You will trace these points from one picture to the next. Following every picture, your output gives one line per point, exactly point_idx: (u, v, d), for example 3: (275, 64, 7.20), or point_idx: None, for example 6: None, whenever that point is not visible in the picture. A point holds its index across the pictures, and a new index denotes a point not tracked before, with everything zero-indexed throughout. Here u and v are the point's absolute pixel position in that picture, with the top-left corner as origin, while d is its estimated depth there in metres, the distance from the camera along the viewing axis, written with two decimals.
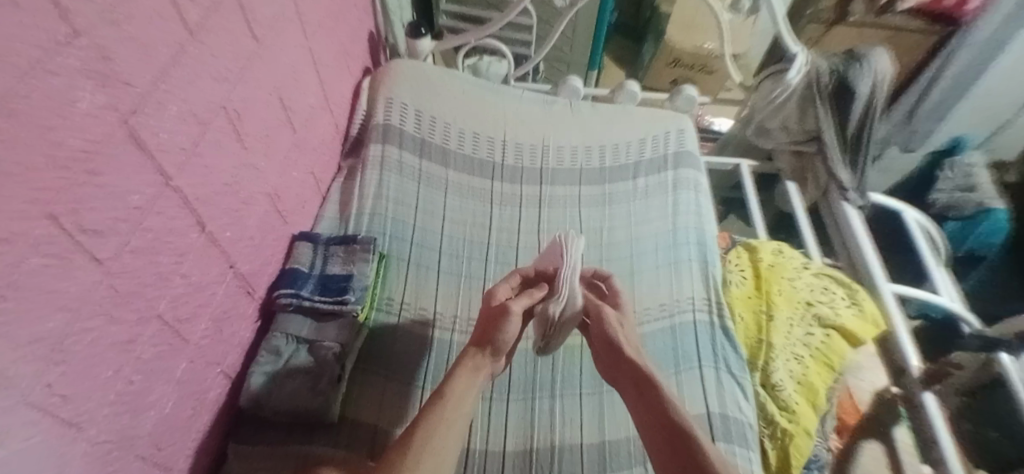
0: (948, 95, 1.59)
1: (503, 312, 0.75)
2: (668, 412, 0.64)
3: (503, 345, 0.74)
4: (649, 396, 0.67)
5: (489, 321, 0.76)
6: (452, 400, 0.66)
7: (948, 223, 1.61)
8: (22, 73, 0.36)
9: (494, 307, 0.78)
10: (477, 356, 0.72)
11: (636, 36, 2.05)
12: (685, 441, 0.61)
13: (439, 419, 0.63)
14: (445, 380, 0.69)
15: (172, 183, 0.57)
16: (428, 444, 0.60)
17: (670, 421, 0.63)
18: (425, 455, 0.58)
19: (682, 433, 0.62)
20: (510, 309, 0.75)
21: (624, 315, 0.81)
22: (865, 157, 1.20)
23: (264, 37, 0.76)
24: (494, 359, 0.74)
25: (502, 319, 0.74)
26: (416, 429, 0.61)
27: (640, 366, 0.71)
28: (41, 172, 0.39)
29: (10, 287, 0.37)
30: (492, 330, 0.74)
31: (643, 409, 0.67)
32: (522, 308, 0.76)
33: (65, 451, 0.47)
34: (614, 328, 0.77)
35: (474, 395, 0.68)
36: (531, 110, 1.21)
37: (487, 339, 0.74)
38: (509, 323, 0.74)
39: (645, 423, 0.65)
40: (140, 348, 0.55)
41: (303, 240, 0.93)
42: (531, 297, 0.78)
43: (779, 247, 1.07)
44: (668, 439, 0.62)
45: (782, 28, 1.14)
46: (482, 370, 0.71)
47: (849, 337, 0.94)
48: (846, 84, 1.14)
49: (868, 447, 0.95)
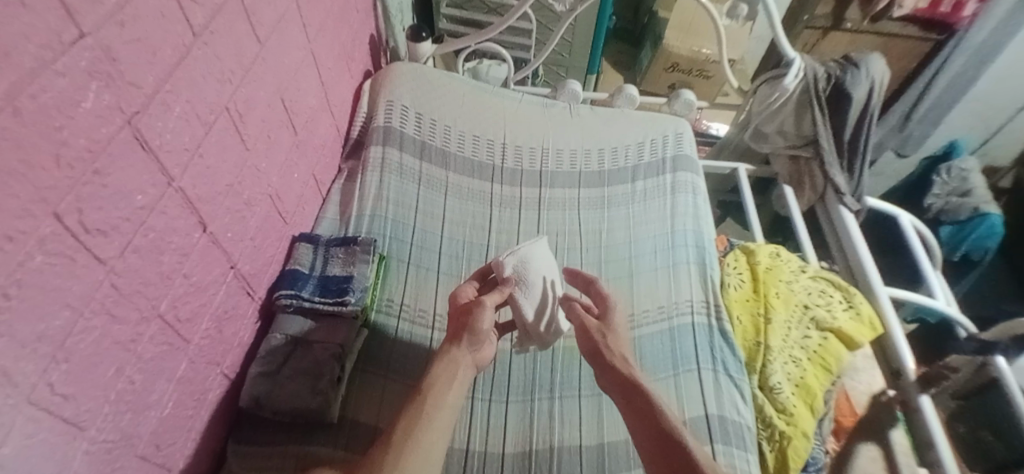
0: (942, 100, 1.61)
1: (477, 304, 0.75)
2: (660, 419, 0.64)
3: (478, 332, 0.74)
4: (638, 403, 0.68)
5: (461, 317, 0.75)
6: (435, 393, 0.66)
7: (943, 228, 1.64)
8: (30, 71, 0.36)
9: (462, 303, 0.78)
10: (453, 350, 0.72)
11: (635, 41, 2.07)
12: (677, 447, 0.61)
13: (427, 417, 0.62)
14: (433, 375, 0.68)
15: (175, 184, 0.58)
16: (409, 438, 0.60)
17: (661, 426, 0.64)
18: (409, 451, 0.58)
19: (675, 438, 0.62)
20: (482, 301, 0.75)
21: (608, 325, 0.80)
22: (863, 159, 1.23)
23: (267, 39, 0.76)
24: (472, 347, 0.74)
25: (473, 308, 0.74)
26: (399, 426, 0.61)
27: (626, 373, 0.72)
28: (47, 171, 0.39)
29: (16, 285, 0.38)
30: (465, 318, 0.74)
31: (636, 419, 0.66)
32: (494, 303, 0.78)
33: (68, 449, 0.47)
34: (600, 338, 0.78)
35: (453, 385, 0.68)
36: (530, 114, 1.22)
37: (461, 328, 0.74)
38: (482, 312, 0.74)
39: (637, 430, 0.65)
40: (141, 348, 0.55)
41: (304, 241, 0.93)
42: (501, 292, 0.81)
43: (776, 249, 1.08)
44: (657, 447, 0.62)
45: (778, 33, 1.14)
46: (461, 362, 0.72)
47: (846, 339, 0.95)
48: (842, 88, 1.16)
49: (866, 448, 0.97)
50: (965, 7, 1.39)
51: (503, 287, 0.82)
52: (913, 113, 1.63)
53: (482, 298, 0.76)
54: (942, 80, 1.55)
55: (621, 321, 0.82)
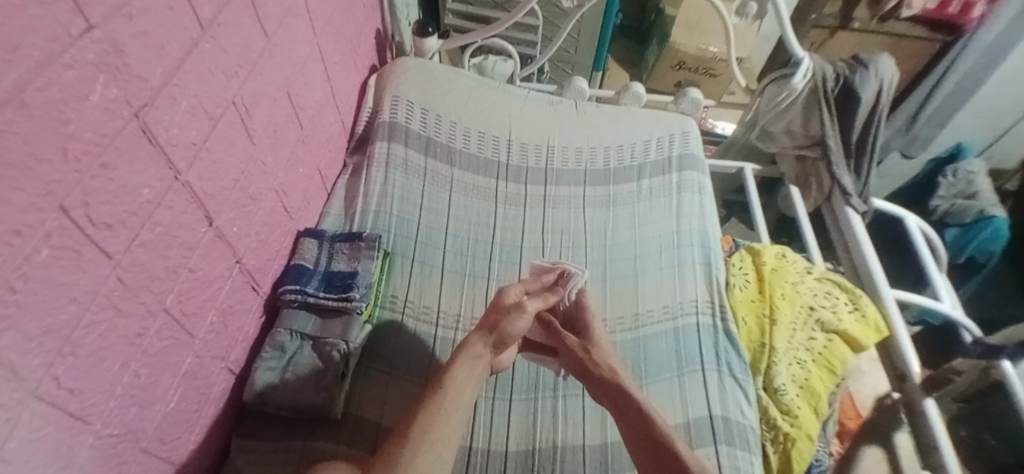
0: (949, 102, 1.60)
1: (517, 307, 0.78)
2: (653, 430, 0.67)
3: (507, 336, 0.75)
4: (632, 418, 0.69)
5: (497, 314, 0.77)
6: (451, 390, 0.66)
7: (948, 230, 1.62)
8: (37, 65, 0.36)
9: (505, 303, 0.79)
10: (477, 345, 0.73)
11: (641, 38, 2.05)
12: (674, 462, 0.63)
13: (439, 409, 0.63)
14: (446, 370, 0.69)
15: (182, 178, 0.57)
16: (426, 435, 0.59)
17: (656, 437, 0.66)
18: (426, 447, 0.58)
19: (670, 455, 0.64)
20: (525, 307, 0.78)
21: (590, 341, 0.81)
22: (869, 160, 1.21)
23: (274, 33, 0.76)
24: (495, 349, 0.75)
25: (514, 312, 0.77)
26: (415, 421, 0.61)
27: (619, 387, 0.73)
28: (54, 165, 0.39)
29: (22, 279, 0.37)
30: (500, 319, 0.75)
31: (632, 432, 0.68)
32: (536, 311, 0.80)
33: (73, 443, 0.47)
34: (585, 356, 0.78)
35: (475, 386, 0.69)
36: (536, 111, 1.21)
37: (493, 325, 0.75)
38: (520, 317, 0.76)
39: (634, 444, 0.67)
40: (147, 342, 0.55)
41: (309, 236, 0.93)
42: (545, 300, 0.82)
43: (782, 250, 1.07)
44: (652, 459, 0.65)
45: (787, 32, 1.14)
46: (481, 360, 0.71)
47: (851, 341, 0.94)
48: (851, 88, 1.16)
49: (871, 451, 0.97)
50: (973, 9, 1.39)
51: (551, 295, 0.82)
52: (921, 114, 1.62)
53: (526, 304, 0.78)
54: (951, 81, 1.53)
55: (601, 333, 0.83)
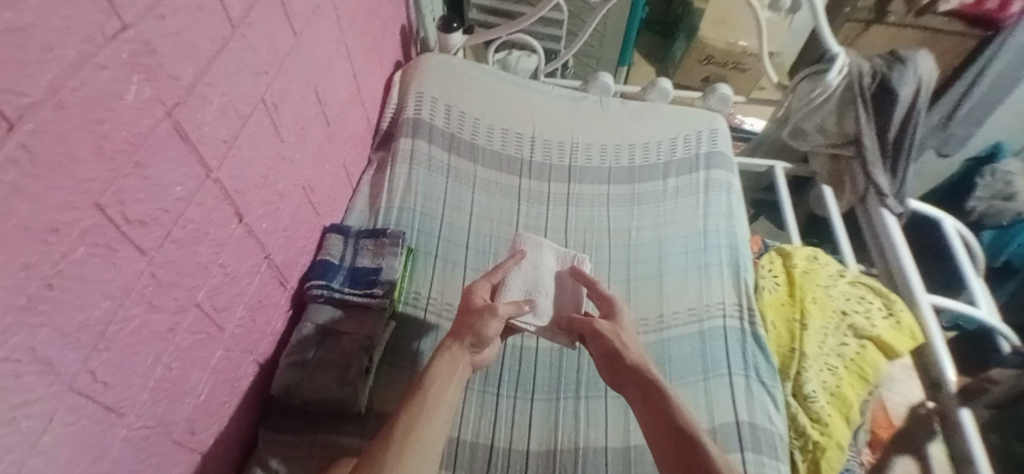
0: (987, 98, 1.52)
1: (490, 308, 0.75)
2: (680, 421, 0.62)
3: (485, 338, 0.74)
4: (654, 400, 0.65)
5: (470, 317, 0.75)
6: (432, 390, 0.65)
7: (985, 232, 1.58)
8: (71, 65, 0.36)
9: (475, 305, 0.77)
10: (455, 347, 0.71)
11: (667, 32, 2.02)
12: (698, 457, 0.58)
13: (421, 418, 0.61)
14: (426, 370, 0.68)
15: (212, 175, 0.58)
16: (411, 435, 0.60)
17: (680, 427, 0.61)
18: (409, 448, 0.58)
19: (699, 449, 0.58)
20: (495, 307, 0.75)
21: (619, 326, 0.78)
22: (906, 159, 1.16)
23: (302, 31, 0.76)
24: (474, 350, 0.73)
25: (485, 314, 0.74)
26: (399, 421, 0.61)
27: (650, 373, 0.69)
28: (89, 163, 0.39)
29: (58, 276, 0.38)
30: (475, 322, 0.74)
31: (648, 410, 0.65)
32: (509, 313, 0.76)
33: (107, 436, 0.47)
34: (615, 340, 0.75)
35: (453, 388, 0.67)
36: (560, 107, 1.20)
37: (468, 330, 0.73)
38: (494, 319, 0.74)
39: (656, 437, 0.62)
40: (178, 337, 0.56)
41: (335, 232, 0.93)
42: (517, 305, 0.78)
43: (813, 253, 1.04)
44: (678, 450, 0.59)
45: (823, 26, 1.08)
46: (461, 360, 0.71)
47: (885, 349, 0.91)
48: (888, 86, 1.11)
49: (901, 463, 0.93)
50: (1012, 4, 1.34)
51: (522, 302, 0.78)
52: (956, 113, 1.55)
53: (496, 306, 0.75)
54: (989, 75, 1.45)
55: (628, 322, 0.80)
